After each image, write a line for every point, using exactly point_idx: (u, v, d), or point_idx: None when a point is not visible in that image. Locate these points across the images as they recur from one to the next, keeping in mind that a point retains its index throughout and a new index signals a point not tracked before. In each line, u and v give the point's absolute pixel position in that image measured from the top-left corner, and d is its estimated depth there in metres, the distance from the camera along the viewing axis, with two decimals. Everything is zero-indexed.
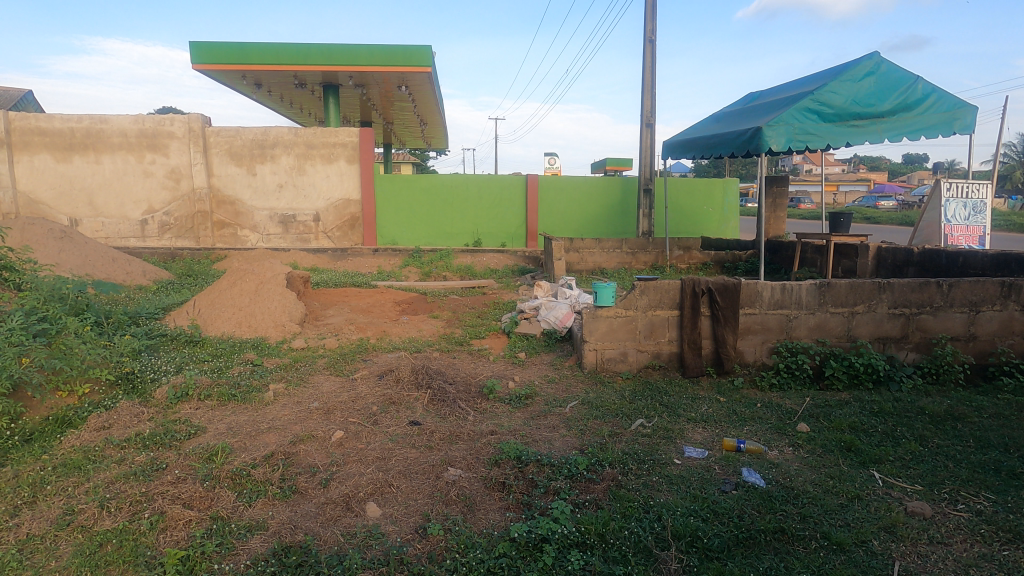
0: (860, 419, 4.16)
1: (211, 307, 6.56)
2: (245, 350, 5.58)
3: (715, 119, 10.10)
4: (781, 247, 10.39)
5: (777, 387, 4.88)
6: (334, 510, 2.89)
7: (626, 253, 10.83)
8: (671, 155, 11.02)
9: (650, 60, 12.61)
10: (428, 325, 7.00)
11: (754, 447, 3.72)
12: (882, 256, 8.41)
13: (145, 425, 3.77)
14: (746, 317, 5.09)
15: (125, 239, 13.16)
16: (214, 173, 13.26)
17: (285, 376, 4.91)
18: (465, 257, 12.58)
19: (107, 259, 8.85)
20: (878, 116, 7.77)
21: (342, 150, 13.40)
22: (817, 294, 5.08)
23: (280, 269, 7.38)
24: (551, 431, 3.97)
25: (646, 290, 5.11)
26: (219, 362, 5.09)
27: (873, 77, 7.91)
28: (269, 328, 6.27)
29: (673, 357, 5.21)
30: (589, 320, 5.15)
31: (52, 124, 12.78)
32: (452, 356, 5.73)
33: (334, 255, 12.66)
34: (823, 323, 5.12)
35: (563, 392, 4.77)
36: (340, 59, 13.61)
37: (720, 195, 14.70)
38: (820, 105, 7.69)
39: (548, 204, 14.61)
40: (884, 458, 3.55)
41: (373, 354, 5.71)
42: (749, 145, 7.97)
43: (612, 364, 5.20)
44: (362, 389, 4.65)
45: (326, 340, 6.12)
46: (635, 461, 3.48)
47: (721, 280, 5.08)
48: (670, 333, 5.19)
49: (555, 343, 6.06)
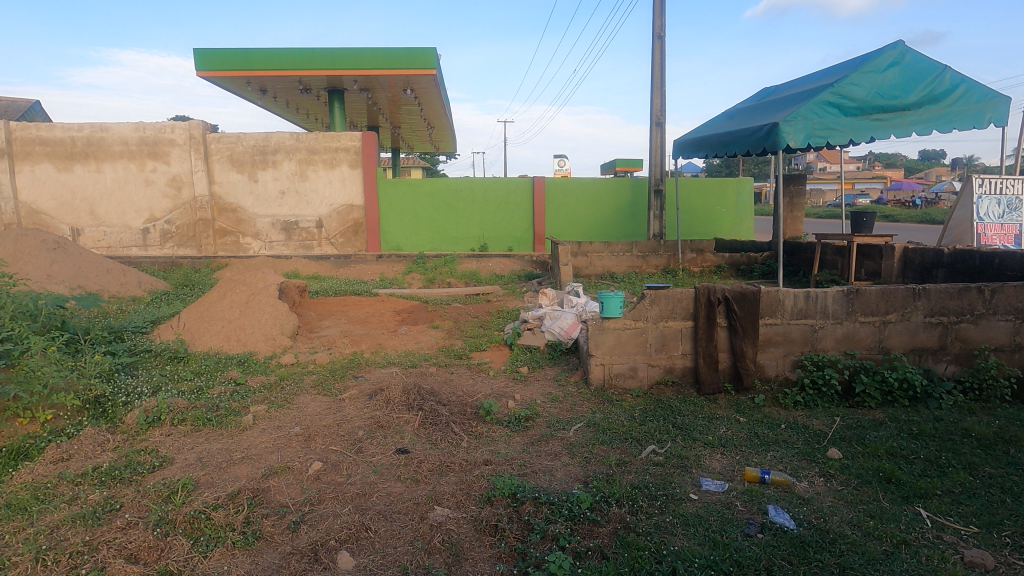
0: (898, 444, 3.73)
1: (199, 321, 6.25)
2: (230, 367, 5.27)
3: (726, 116, 9.76)
4: (799, 249, 9.94)
5: (802, 405, 4.45)
6: (299, 563, 2.53)
7: (636, 257, 10.39)
8: (682, 154, 10.57)
9: (660, 57, 12.22)
10: (427, 336, 6.65)
11: (782, 477, 3.31)
12: (909, 258, 7.98)
13: (106, 456, 3.45)
14: (766, 328, 4.68)
15: (126, 248, 13.01)
16: (215, 180, 13.06)
17: (269, 397, 4.56)
18: (471, 262, 12.24)
19: (101, 270, 8.63)
20: (904, 109, 7.31)
21: (345, 155, 13.13)
22: (845, 302, 4.65)
23: (273, 280, 7.10)
24: (552, 460, 3.58)
25: (657, 300, 4.71)
26: (200, 382, 4.78)
27: (897, 68, 7.48)
28: (258, 342, 5.95)
29: (687, 372, 4.80)
30: (596, 332, 4.77)
31: (53, 133, 12.65)
32: (449, 371, 5.38)
33: (337, 262, 12.37)
34: (851, 334, 4.69)
35: (566, 412, 4.38)
36: (344, 62, 13.36)
37: (733, 195, 14.21)
38: (841, 99, 7.26)
39: (556, 207, 14.22)
40: (929, 492, 3.14)
41: (365, 370, 5.37)
42: (765, 142, 7.55)
43: (621, 380, 4.80)
44: (349, 411, 4.31)
45: (318, 355, 5.79)
46: (647, 497, 3.09)
47: (738, 288, 4.68)
48: (684, 346, 4.78)
49: (560, 356, 5.67)
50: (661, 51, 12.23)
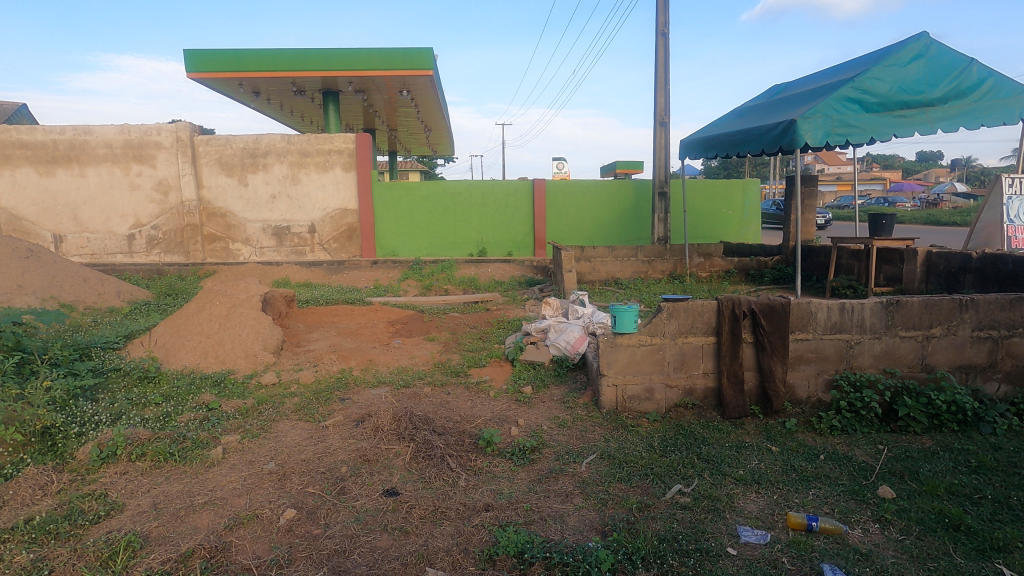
0: (958, 479, 3.26)
1: (175, 335, 5.78)
2: (204, 389, 4.79)
3: (736, 115, 9.31)
4: (813, 253, 9.51)
5: (840, 431, 3.98)
6: None
7: (642, 262, 9.96)
8: (689, 155, 10.11)
9: (663, 55, 11.79)
10: (422, 350, 6.17)
11: (832, 525, 2.85)
12: (933, 262, 7.56)
13: (45, 504, 2.97)
14: (796, 344, 4.22)
15: (111, 255, 12.53)
16: (204, 184, 12.59)
17: (243, 425, 4.08)
18: (469, 268, 11.76)
19: (77, 280, 8.17)
20: (929, 105, 6.86)
21: (338, 158, 12.68)
22: (884, 314, 4.20)
23: (257, 289, 6.62)
24: (563, 502, 3.11)
25: (675, 313, 4.25)
26: (168, 407, 4.30)
27: (921, 61, 7.07)
28: (238, 359, 5.47)
29: (709, 394, 4.33)
30: (607, 349, 4.30)
31: (34, 136, 12.17)
32: (446, 391, 4.91)
33: (330, 268, 11.88)
34: (891, 350, 4.23)
35: (577, 441, 3.91)
36: (339, 63, 12.90)
37: (740, 197, 13.77)
38: (862, 94, 6.84)
39: (557, 210, 13.76)
40: (1009, 544, 2.67)
41: (353, 391, 4.89)
42: (781, 140, 7.10)
43: (635, 402, 4.33)
44: (332, 441, 3.84)
45: (303, 373, 5.31)
46: (678, 554, 2.62)
47: (765, 299, 4.22)
48: (705, 364, 4.31)
49: (566, 373, 5.20)
50: (664, 48, 11.80)
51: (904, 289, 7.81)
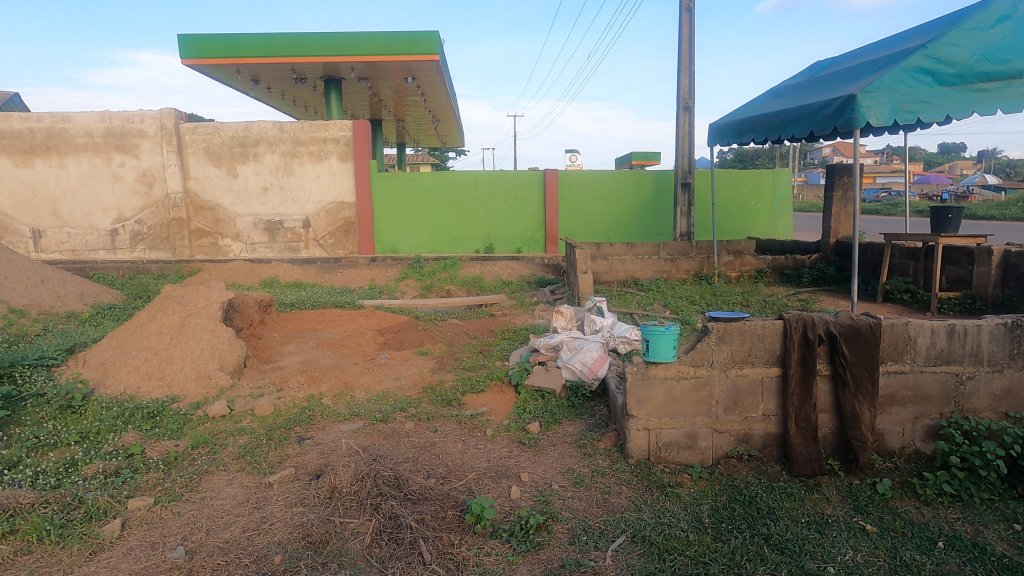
0: None
1: (117, 350, 4.87)
2: (134, 424, 3.87)
3: (774, 95, 8.21)
4: (860, 251, 8.39)
5: (953, 498, 2.95)
6: None
7: (665, 261, 8.85)
8: (719, 141, 9.03)
9: (689, 31, 10.67)
10: (411, 369, 5.21)
11: None
12: (1011, 263, 6.44)
13: None
14: (888, 379, 3.22)
15: (93, 251, 11.74)
16: (190, 175, 11.72)
17: (165, 482, 3.14)
18: (474, 266, 10.73)
19: (34, 281, 7.33)
20: (1015, 77, 5.72)
21: (334, 146, 11.73)
22: (1007, 340, 3.17)
23: (221, 295, 5.71)
24: None
25: (726, 338, 3.26)
26: (77, 453, 3.38)
27: (1009, 23, 5.91)
28: (187, 382, 4.55)
29: (771, 441, 3.31)
30: (638, 383, 3.29)
31: (10, 125, 11.38)
32: (432, 428, 3.95)
33: (323, 267, 10.95)
34: (1015, 388, 3.20)
35: (598, 510, 2.92)
36: (338, 48, 11.91)
37: (770, 189, 12.62)
38: (936, 63, 5.70)
39: (569, 203, 12.71)
40: None
41: (319, 428, 3.94)
42: (837, 121, 6.00)
43: (674, 452, 3.33)
44: (272, 508, 2.89)
45: (262, 399, 4.38)
46: None
47: (848, 319, 3.20)
48: (767, 404, 3.30)
49: (582, 404, 4.20)
50: (689, 23, 10.68)
51: (975, 294, 6.68)
